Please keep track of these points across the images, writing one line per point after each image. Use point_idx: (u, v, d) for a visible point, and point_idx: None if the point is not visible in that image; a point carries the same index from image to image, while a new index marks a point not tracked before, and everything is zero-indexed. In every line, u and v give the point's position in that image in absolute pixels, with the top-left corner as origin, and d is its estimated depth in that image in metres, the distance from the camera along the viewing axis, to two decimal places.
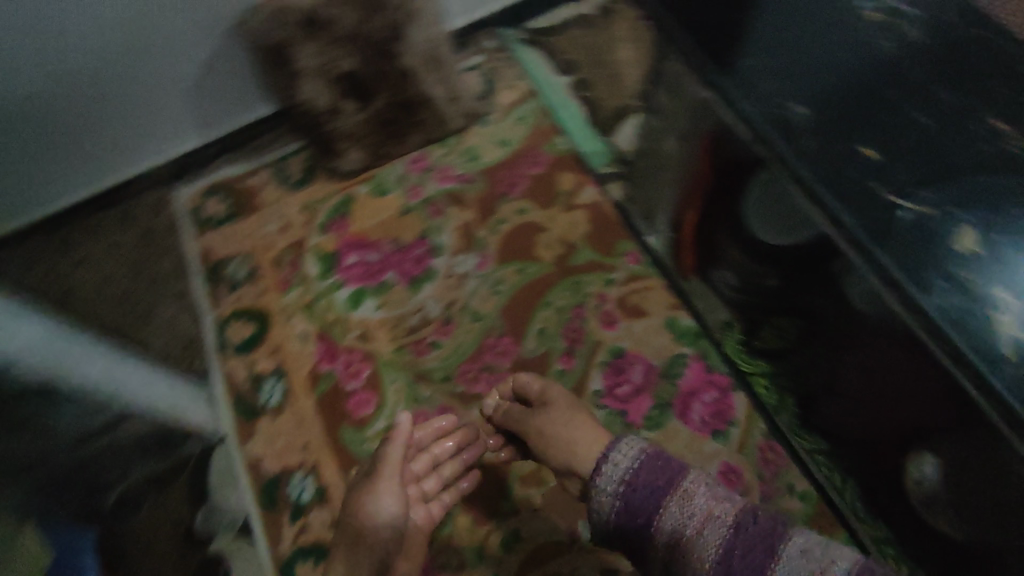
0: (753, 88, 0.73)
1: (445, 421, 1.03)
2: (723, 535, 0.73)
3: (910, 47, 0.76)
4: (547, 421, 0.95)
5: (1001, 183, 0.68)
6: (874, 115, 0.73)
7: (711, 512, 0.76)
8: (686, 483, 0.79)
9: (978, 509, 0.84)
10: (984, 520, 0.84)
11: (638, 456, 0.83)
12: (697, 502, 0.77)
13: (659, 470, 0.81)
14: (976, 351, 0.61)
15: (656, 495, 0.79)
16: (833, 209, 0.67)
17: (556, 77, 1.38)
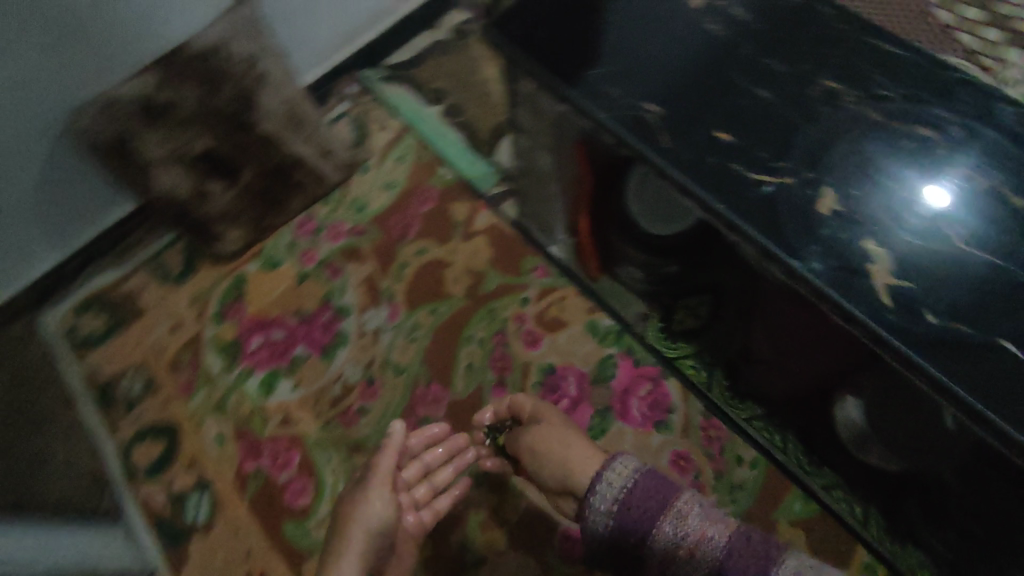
0: (612, 93, 0.74)
1: (438, 427, 1.03)
2: (716, 556, 0.74)
3: (739, 28, 0.78)
4: (542, 434, 0.95)
5: (845, 140, 0.71)
6: (720, 96, 0.73)
7: (704, 532, 0.76)
8: (681, 501, 0.79)
9: (897, 438, 0.91)
10: (905, 447, 0.90)
11: (633, 474, 0.83)
12: (692, 520, 0.77)
13: (653, 488, 0.81)
14: (858, 302, 0.62)
15: (655, 511, 0.79)
16: (707, 196, 0.67)
17: (426, 109, 1.37)
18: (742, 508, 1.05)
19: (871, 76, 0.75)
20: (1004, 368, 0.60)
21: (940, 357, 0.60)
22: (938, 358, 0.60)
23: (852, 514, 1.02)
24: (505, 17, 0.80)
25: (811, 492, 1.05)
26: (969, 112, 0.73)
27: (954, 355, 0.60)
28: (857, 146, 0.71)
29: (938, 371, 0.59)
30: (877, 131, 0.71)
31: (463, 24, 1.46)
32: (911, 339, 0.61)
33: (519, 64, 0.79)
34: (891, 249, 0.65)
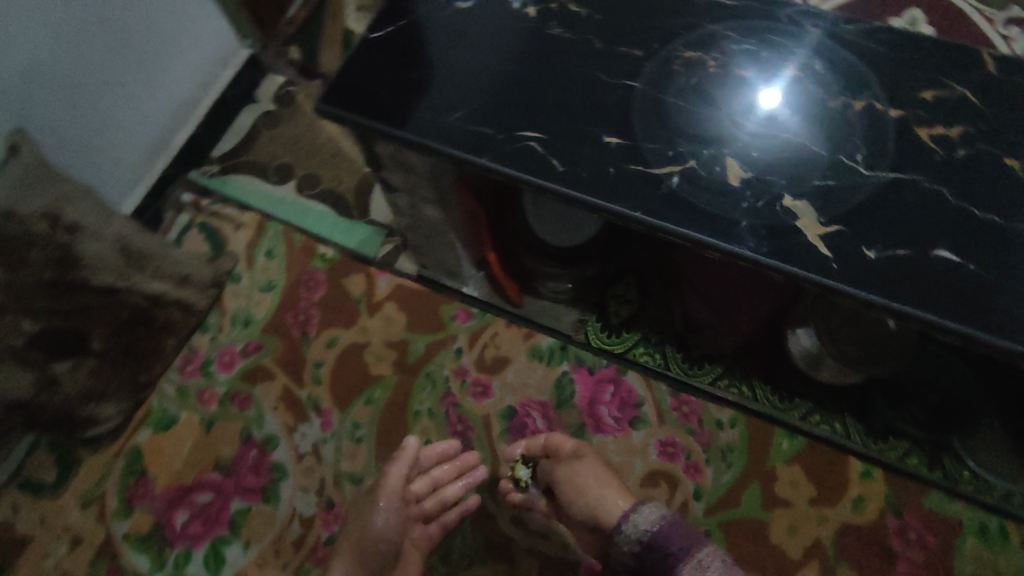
0: (478, 130, 0.68)
1: (450, 443, 1.01)
2: None
3: (580, 25, 0.75)
4: (580, 469, 0.93)
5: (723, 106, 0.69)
6: (590, 98, 0.70)
7: None
8: (703, 554, 0.81)
9: (851, 351, 0.92)
10: (862, 357, 0.92)
11: (660, 521, 0.85)
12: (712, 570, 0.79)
13: (680, 536, 0.83)
14: (800, 259, 0.60)
15: (681, 557, 0.81)
16: (619, 207, 0.63)
17: (278, 191, 1.25)
18: (741, 469, 1.02)
19: (721, 33, 0.74)
20: (951, 275, 0.59)
21: (894, 286, 0.58)
22: (894, 287, 0.58)
23: (837, 435, 1.01)
24: (336, 82, 0.72)
25: (792, 426, 1.03)
26: (821, 36, 0.73)
27: (905, 280, 0.59)
28: (735, 107, 0.69)
29: (900, 300, 0.57)
30: (748, 86, 0.70)
31: (287, 88, 1.34)
32: (861, 277, 0.59)
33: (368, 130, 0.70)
34: (807, 196, 0.63)
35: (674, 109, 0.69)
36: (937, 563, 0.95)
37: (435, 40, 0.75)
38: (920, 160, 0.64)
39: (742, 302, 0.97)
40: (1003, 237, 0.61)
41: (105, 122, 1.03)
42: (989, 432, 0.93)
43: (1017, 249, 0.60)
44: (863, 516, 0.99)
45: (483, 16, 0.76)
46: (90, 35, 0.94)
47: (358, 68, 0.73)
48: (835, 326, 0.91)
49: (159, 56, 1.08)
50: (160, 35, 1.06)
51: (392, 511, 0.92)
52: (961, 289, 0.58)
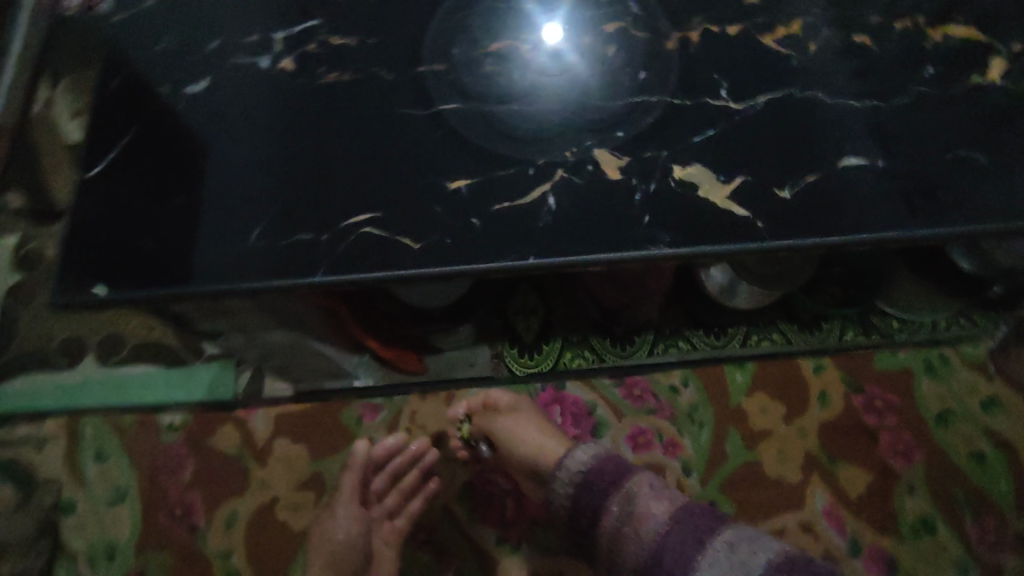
0: (292, 239, 0.53)
1: (394, 437, 0.92)
2: (655, 532, 0.64)
3: (358, 61, 0.60)
4: (516, 428, 0.85)
5: (556, 95, 0.58)
6: (411, 145, 0.56)
7: (649, 510, 0.66)
8: (633, 483, 0.69)
9: (754, 266, 0.81)
10: (764, 269, 0.81)
11: (594, 460, 0.73)
12: (641, 498, 0.67)
13: (611, 470, 0.71)
14: (719, 234, 0.52)
15: (612, 488, 0.70)
16: (508, 263, 0.51)
17: (62, 371, 0.91)
18: (712, 425, 0.96)
19: (522, 10, 0.63)
20: (864, 181, 0.53)
21: (821, 220, 0.52)
22: (821, 221, 0.52)
23: (779, 345, 0.98)
24: (72, 256, 0.54)
25: (739, 356, 0.98)
26: None
27: (827, 208, 0.53)
28: (571, 87, 0.59)
29: (831, 232, 0.52)
30: (572, 63, 0.60)
31: (26, 245, 1.04)
32: (790, 225, 0.52)
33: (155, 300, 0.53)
34: (696, 159, 0.54)
35: (508, 120, 0.57)
36: (910, 419, 0.96)
37: (185, 148, 0.58)
38: (780, 71, 0.58)
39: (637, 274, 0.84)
40: (888, 120, 0.56)
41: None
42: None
43: (905, 125, 0.56)
44: (832, 410, 0.96)
45: (244, 92, 0.60)
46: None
47: (96, 233, 0.56)
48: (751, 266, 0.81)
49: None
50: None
51: (353, 517, 0.87)
52: (880, 193, 0.53)
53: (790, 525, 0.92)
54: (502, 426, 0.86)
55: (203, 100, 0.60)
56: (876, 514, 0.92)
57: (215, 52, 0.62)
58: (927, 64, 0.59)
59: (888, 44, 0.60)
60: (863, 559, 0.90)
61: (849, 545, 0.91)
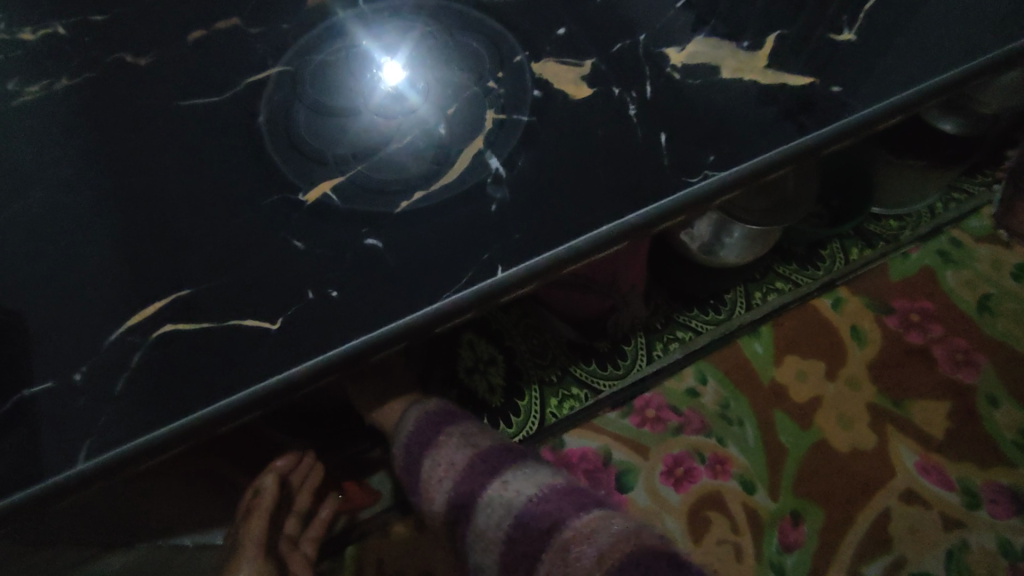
0: (9, 402, 0.26)
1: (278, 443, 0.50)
2: (454, 491, 0.42)
3: (78, 49, 0.34)
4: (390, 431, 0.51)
5: (454, 46, 0.33)
6: (215, 151, 0.31)
7: (454, 465, 0.43)
8: (445, 438, 0.44)
9: (764, 201, 0.55)
10: (776, 197, 0.55)
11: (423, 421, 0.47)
12: (447, 453, 0.43)
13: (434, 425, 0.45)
14: (777, 128, 0.31)
15: (418, 450, 0.45)
16: (462, 290, 0.27)
17: None
18: (755, 417, 0.76)
19: None
20: None
21: (900, 59, 0.33)
22: (903, 64, 0.33)
23: (789, 293, 0.78)
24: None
25: (751, 325, 0.78)
26: None
27: (908, 44, 0.33)
28: (476, 53, 0.33)
29: (930, 74, 0.32)
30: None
31: None
32: (868, 81, 0.32)
33: None
34: (689, 33, 0.34)
35: (370, 94, 0.32)
36: (954, 322, 0.80)
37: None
38: None
39: (617, 274, 0.57)
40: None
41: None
42: (891, 169, 0.75)
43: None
44: (872, 345, 0.79)
45: None
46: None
47: None
48: (745, 200, 0.55)
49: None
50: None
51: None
52: (963, 4, 0.35)
53: (890, 502, 0.72)
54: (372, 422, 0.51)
55: None
56: (973, 446, 0.74)
57: None
58: None
59: None
60: (987, 508, 0.71)
61: (964, 498, 0.72)
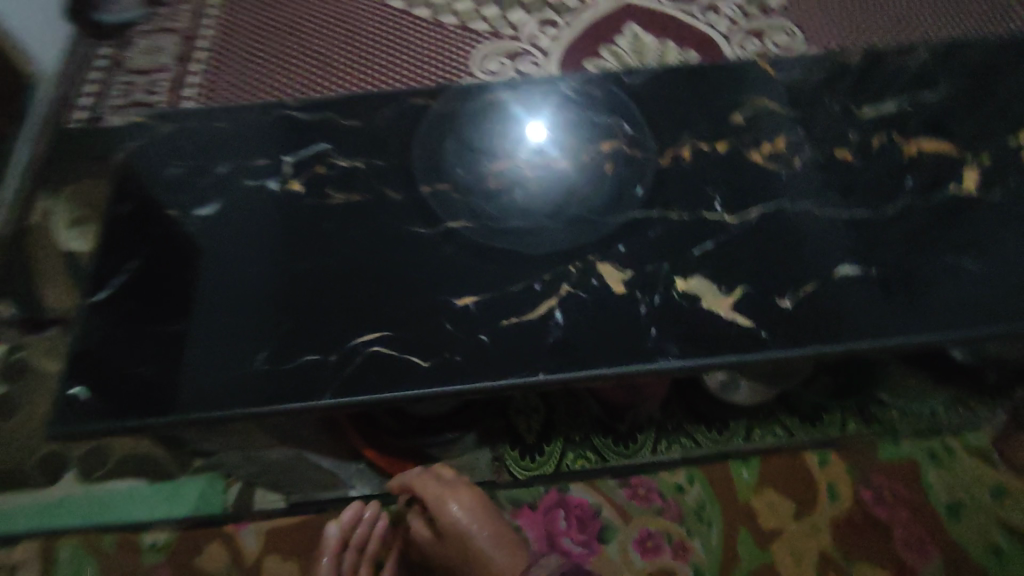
0: (303, 360, 0.55)
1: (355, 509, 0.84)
2: None
3: (368, 181, 0.64)
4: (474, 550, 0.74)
5: (576, 132, 0.66)
6: (420, 262, 0.59)
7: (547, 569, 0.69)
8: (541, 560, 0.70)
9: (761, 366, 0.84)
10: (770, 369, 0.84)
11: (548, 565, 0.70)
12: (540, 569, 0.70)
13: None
14: (722, 343, 0.53)
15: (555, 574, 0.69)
16: (520, 378, 0.52)
17: (56, 492, 0.94)
18: (723, 524, 0.93)
19: (535, 90, 0.69)
20: (865, 289, 0.55)
21: (821, 325, 0.54)
22: (827, 329, 0.54)
23: (782, 439, 0.98)
24: (76, 368, 0.57)
25: (744, 453, 0.97)
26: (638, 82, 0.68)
27: (829, 317, 0.54)
28: (585, 142, 0.66)
29: (818, 344, 0.53)
30: (579, 147, 0.65)
31: (19, 355, 1.06)
32: (793, 333, 0.53)
33: (166, 425, 0.54)
34: (697, 269, 0.56)
35: (525, 153, 0.66)
36: (922, 511, 0.94)
37: (213, 267, 0.61)
38: (770, 184, 0.61)
39: None
40: (885, 225, 0.58)
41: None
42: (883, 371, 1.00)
43: (900, 231, 0.58)
44: (842, 505, 0.94)
45: (261, 214, 0.63)
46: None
47: (113, 356, 0.58)
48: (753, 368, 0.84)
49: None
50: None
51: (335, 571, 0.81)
52: (879, 299, 0.55)
53: None
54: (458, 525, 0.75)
55: (225, 218, 0.63)
56: None
57: (226, 175, 0.66)
58: (905, 176, 0.61)
59: (863, 152, 0.63)
60: None
61: None
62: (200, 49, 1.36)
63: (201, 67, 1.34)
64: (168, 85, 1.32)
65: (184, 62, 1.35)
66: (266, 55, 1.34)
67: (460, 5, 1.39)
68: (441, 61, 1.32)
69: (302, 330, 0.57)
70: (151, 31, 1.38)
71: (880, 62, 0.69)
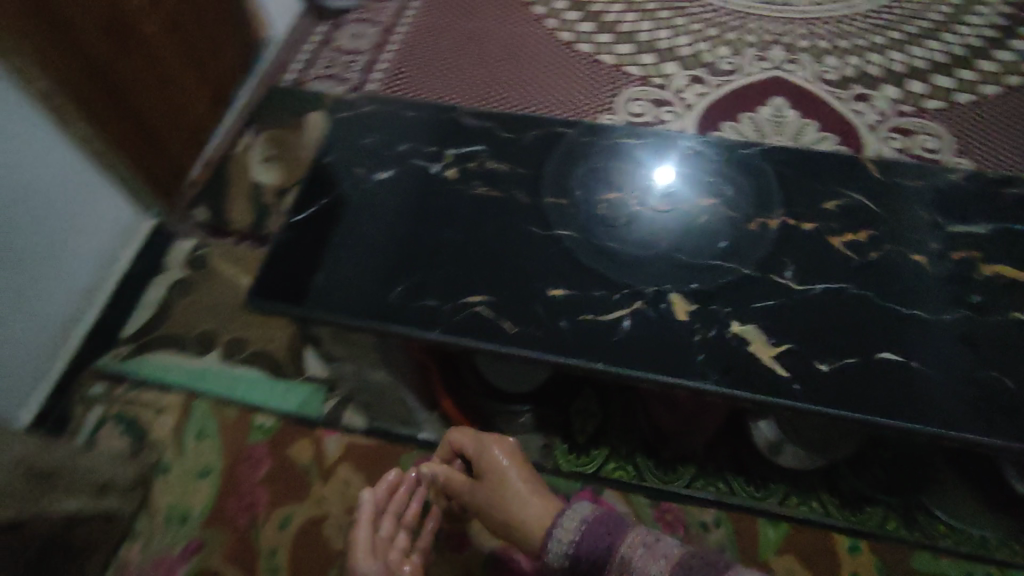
0: (423, 301, 0.70)
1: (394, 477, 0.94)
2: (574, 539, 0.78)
3: (508, 181, 0.80)
4: (511, 494, 0.88)
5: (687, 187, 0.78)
6: (529, 254, 0.73)
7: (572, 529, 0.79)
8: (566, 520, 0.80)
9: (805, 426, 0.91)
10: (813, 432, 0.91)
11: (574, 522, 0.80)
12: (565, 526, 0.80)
13: (597, 531, 0.77)
14: (758, 382, 0.62)
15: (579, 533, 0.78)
16: (584, 362, 0.64)
17: (199, 363, 1.17)
18: None
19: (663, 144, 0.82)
20: (902, 376, 0.63)
21: (853, 393, 0.62)
22: (859, 399, 0.61)
23: (818, 514, 1.01)
24: (273, 260, 0.74)
25: (775, 514, 1.01)
26: (753, 159, 0.80)
27: (860, 388, 0.62)
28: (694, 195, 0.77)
29: (843, 408, 0.60)
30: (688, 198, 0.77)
31: (200, 250, 1.32)
32: (823, 392, 0.62)
33: (316, 320, 0.71)
34: (754, 320, 0.66)
35: (641, 191, 0.78)
36: None
37: (374, 214, 0.78)
38: (839, 269, 0.70)
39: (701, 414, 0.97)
40: (936, 330, 0.66)
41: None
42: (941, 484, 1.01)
43: (949, 338, 0.65)
44: None
45: (418, 188, 0.80)
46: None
47: (293, 257, 0.74)
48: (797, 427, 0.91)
49: (12, 229, 1.00)
50: (12, 193, 0.99)
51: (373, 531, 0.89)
52: (916, 387, 0.62)
53: None
54: (499, 469, 0.89)
55: (392, 183, 0.81)
56: None
57: (403, 152, 0.84)
58: (967, 294, 0.69)
59: (932, 266, 0.71)
60: None
61: None
62: (395, 41, 1.61)
63: (392, 56, 1.58)
64: (363, 65, 1.57)
65: (377, 50, 1.60)
66: (446, 58, 1.56)
67: (621, 49, 1.54)
68: (592, 92, 1.47)
69: (428, 279, 0.72)
70: (359, 21, 1.65)
71: (971, 193, 0.77)
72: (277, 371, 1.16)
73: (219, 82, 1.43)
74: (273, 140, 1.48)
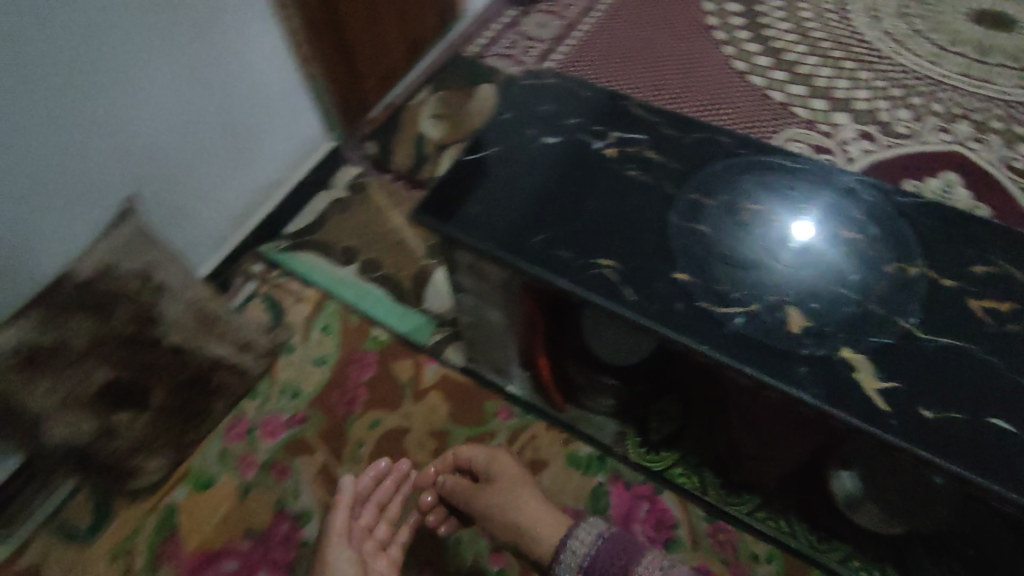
0: (559, 250, 0.78)
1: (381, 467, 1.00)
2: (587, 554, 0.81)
3: (661, 171, 0.86)
4: (513, 493, 0.92)
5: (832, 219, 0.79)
6: (663, 237, 0.79)
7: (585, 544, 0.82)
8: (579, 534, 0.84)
9: (891, 481, 0.90)
10: (897, 490, 0.90)
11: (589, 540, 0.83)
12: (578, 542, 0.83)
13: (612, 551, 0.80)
14: (854, 407, 0.64)
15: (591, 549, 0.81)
16: (689, 340, 0.69)
17: (339, 270, 1.33)
18: None
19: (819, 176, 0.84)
20: (1012, 446, 0.62)
21: (954, 446, 0.61)
22: (960, 453, 0.61)
23: None
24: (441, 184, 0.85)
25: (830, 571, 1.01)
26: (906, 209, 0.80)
27: (964, 443, 0.62)
28: (837, 229, 0.78)
29: (935, 455, 0.61)
30: (831, 230, 0.78)
31: (363, 178, 1.49)
32: (921, 436, 0.62)
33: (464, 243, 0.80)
34: (867, 352, 0.68)
35: (785, 211, 0.80)
36: None
37: (533, 169, 0.87)
38: (971, 330, 0.69)
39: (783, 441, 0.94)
40: None
41: (182, 180, 1.13)
42: None
43: None
44: None
45: (578, 156, 0.88)
46: (170, 77, 1.03)
47: (459, 187, 0.85)
48: (883, 479, 0.90)
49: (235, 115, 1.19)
50: (245, 88, 1.18)
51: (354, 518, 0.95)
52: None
53: None
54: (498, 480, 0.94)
55: (556, 147, 0.89)
56: None
57: (571, 124, 0.92)
58: None
59: None
60: None
61: None
62: (576, 36, 1.70)
63: (569, 49, 1.67)
64: (542, 51, 1.68)
65: (558, 40, 1.70)
66: (620, 62, 1.63)
67: (795, 88, 1.54)
68: (754, 121, 1.48)
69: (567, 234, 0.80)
70: (548, 12, 1.77)
71: None
72: (400, 296, 1.29)
73: (415, 39, 1.59)
74: (445, 100, 1.62)
